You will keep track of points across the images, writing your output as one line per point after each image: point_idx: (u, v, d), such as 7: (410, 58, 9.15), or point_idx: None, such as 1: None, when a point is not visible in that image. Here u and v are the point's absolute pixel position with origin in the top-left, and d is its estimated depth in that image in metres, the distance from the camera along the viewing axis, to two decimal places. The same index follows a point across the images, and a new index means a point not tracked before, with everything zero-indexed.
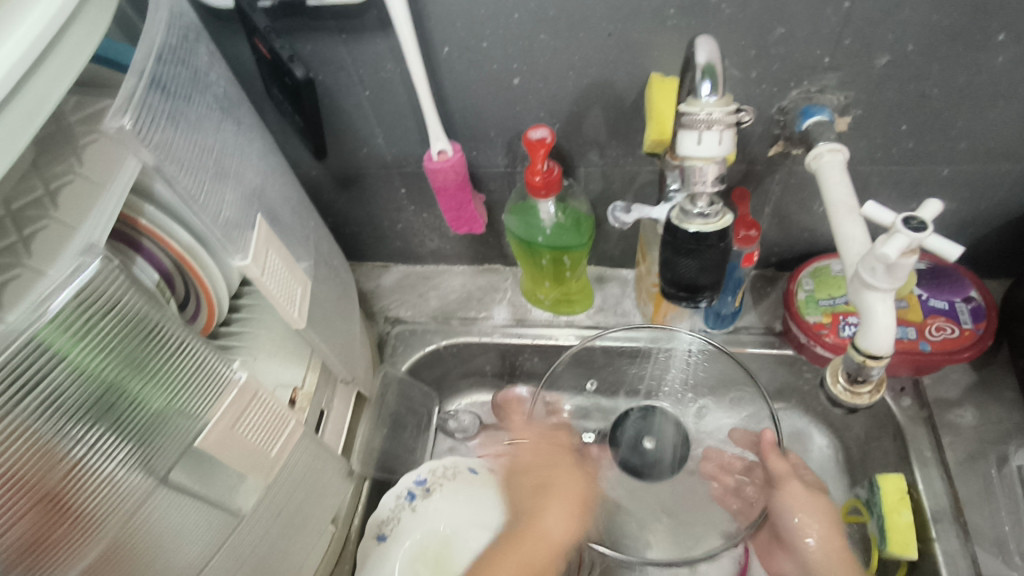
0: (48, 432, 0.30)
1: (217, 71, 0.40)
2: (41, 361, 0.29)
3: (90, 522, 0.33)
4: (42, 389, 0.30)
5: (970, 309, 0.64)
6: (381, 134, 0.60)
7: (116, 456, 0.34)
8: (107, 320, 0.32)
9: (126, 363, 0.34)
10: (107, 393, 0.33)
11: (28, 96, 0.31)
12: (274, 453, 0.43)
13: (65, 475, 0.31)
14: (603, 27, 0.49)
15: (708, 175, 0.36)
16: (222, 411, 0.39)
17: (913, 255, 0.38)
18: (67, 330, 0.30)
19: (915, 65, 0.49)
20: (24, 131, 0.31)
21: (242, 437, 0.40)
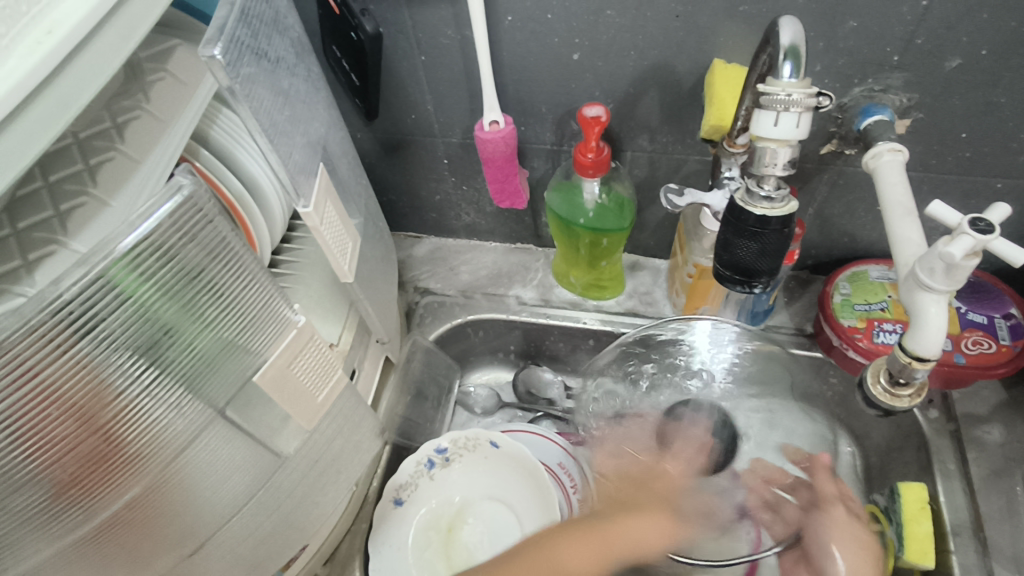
0: (110, 366, 0.31)
1: (293, 16, 0.40)
2: (107, 299, 0.29)
3: (139, 456, 0.34)
4: (105, 325, 0.30)
5: (1008, 326, 0.63)
6: (432, 101, 0.60)
7: (167, 396, 0.34)
8: (173, 261, 0.32)
9: (187, 305, 0.33)
10: (168, 333, 0.33)
11: (127, 13, 0.30)
12: (321, 399, 0.44)
13: (123, 407, 0.32)
14: (671, 8, 0.49)
15: (780, 159, 0.34)
16: (274, 355, 0.39)
17: (975, 257, 0.37)
18: (135, 270, 0.30)
19: (986, 70, 0.49)
20: (123, 47, 0.30)
21: (293, 382, 0.41)
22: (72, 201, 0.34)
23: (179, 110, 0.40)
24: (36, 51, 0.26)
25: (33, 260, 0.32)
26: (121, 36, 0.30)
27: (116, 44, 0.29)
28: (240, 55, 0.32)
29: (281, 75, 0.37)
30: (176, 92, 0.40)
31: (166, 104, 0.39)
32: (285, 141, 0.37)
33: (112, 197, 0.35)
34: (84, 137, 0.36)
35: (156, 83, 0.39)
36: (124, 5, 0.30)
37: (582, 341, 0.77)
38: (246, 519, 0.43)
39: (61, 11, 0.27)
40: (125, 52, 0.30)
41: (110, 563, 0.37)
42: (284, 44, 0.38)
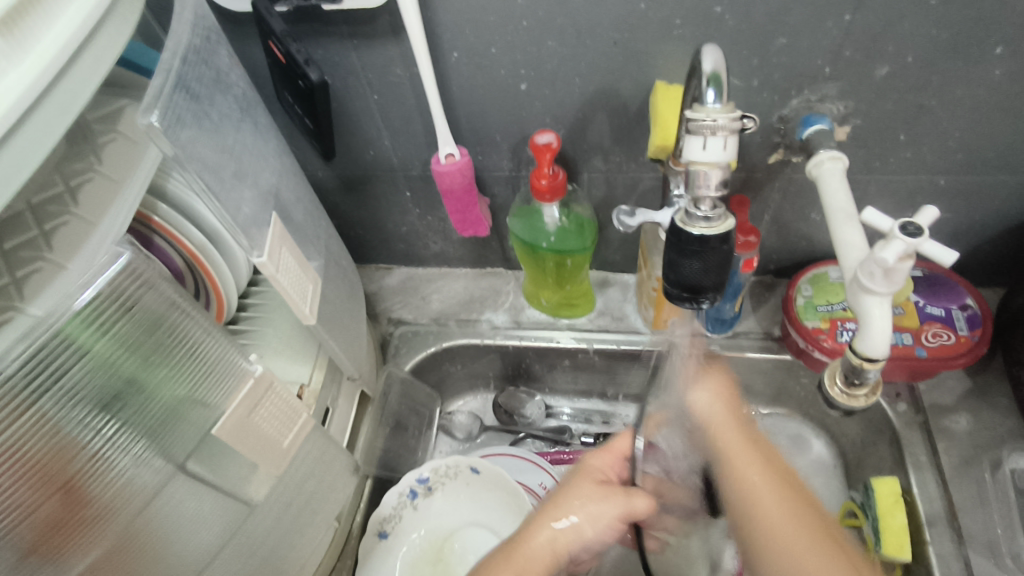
0: (70, 424, 0.31)
1: (236, 72, 0.41)
2: (64, 355, 0.30)
3: (105, 512, 0.34)
4: (64, 384, 0.30)
5: (966, 316, 0.65)
6: (388, 137, 0.62)
7: (132, 448, 0.34)
8: (127, 316, 0.33)
9: (145, 357, 0.34)
10: (127, 386, 0.33)
11: (65, 87, 0.31)
12: (286, 444, 0.44)
13: (84, 463, 0.32)
14: (609, 36, 0.50)
15: (712, 180, 0.36)
16: (237, 402, 0.39)
17: (908, 261, 0.39)
18: (90, 325, 0.31)
19: (914, 76, 0.51)
20: (62, 120, 0.31)
21: (258, 429, 0.41)
22: (26, 267, 0.34)
23: (134, 166, 0.40)
24: None
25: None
26: (58, 110, 0.30)
27: (55, 117, 0.30)
28: (179, 119, 0.33)
29: (225, 131, 0.38)
30: (127, 149, 0.40)
31: (120, 163, 0.39)
32: (234, 194, 0.38)
33: (68, 260, 0.35)
34: (36, 203, 0.36)
35: (108, 144, 0.40)
36: (61, 80, 0.31)
37: (557, 360, 0.78)
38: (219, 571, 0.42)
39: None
40: (64, 125, 0.31)
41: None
42: (227, 101, 0.39)
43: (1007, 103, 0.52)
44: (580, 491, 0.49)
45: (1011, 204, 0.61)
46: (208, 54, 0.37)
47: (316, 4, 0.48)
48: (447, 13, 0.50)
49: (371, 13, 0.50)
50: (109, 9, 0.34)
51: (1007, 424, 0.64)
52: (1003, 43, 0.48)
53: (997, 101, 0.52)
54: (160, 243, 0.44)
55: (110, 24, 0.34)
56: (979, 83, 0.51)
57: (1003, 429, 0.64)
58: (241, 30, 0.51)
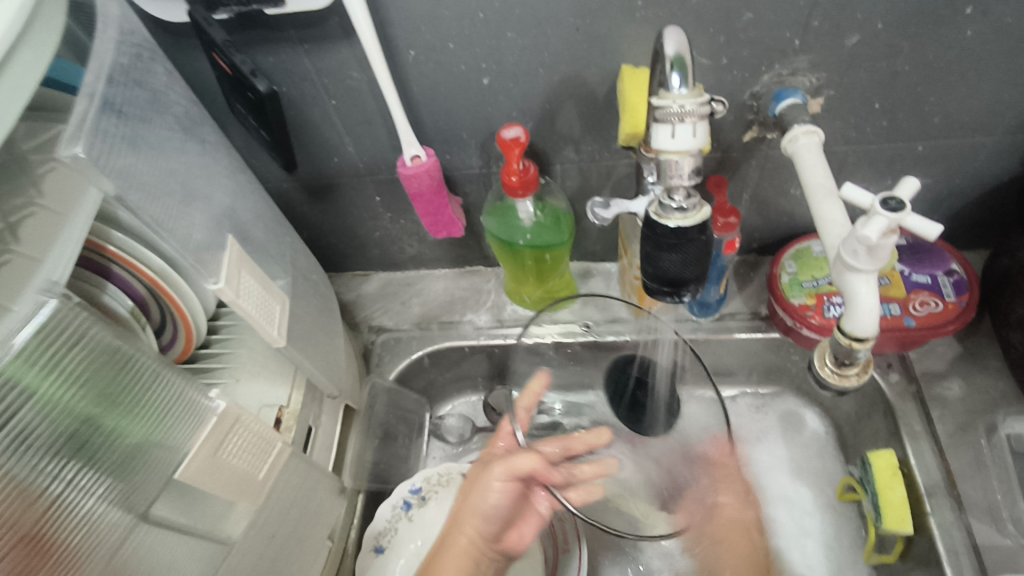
0: (23, 473, 0.28)
1: (176, 89, 0.40)
2: (11, 398, 0.28)
3: (73, 565, 0.31)
4: (12, 428, 0.28)
5: (952, 282, 0.64)
6: (352, 143, 0.59)
7: (95, 490, 0.32)
8: (75, 354, 0.31)
9: (100, 393, 0.32)
10: (84, 427, 0.31)
11: None
12: (260, 477, 0.42)
13: (44, 514, 0.29)
14: (570, 22, 0.48)
15: (685, 169, 0.34)
16: (201, 440, 0.37)
17: (892, 235, 0.38)
18: (35, 365, 0.29)
19: (885, 43, 0.49)
20: None
21: (224, 465, 0.39)
22: None
23: (78, 202, 0.37)
24: None
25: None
26: None
27: None
28: (109, 146, 0.31)
29: (167, 155, 0.36)
30: (70, 181, 0.37)
31: (64, 197, 0.36)
32: (183, 221, 0.36)
33: (12, 302, 0.31)
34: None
35: (48, 175, 0.36)
36: None
37: (545, 356, 0.77)
38: None
39: None
40: None
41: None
42: (166, 121, 0.37)
43: (981, 64, 0.51)
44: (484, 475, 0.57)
45: (991, 166, 0.60)
46: (140, 74, 0.35)
47: (258, 8, 0.45)
48: (397, 10, 0.48)
49: (319, 14, 0.47)
50: (23, 34, 0.31)
51: (999, 387, 0.64)
52: (974, 3, 0.46)
53: (970, 63, 0.51)
54: (119, 271, 0.42)
55: (25, 50, 0.31)
56: (950, 45, 0.49)
57: (995, 392, 0.64)
58: (182, 42, 0.48)
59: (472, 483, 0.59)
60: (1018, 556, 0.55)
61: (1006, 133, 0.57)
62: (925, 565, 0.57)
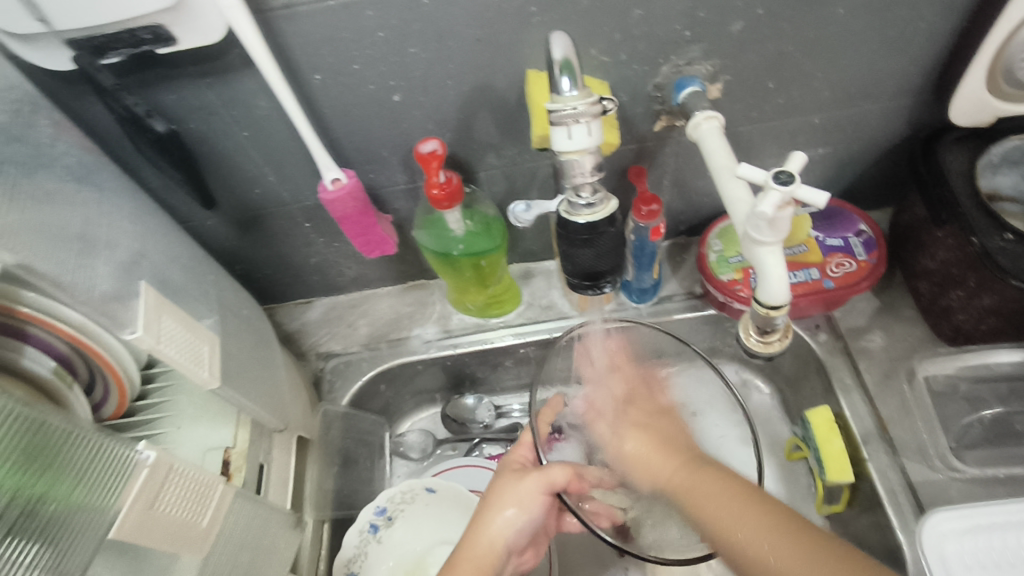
0: None
1: (62, 140, 0.40)
2: None
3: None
4: None
5: (862, 242, 0.69)
6: (271, 172, 0.59)
7: (17, 566, 0.31)
8: None
9: (12, 465, 0.31)
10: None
11: None
12: (206, 523, 0.41)
13: None
14: (470, 33, 0.49)
15: (586, 167, 0.36)
16: (134, 496, 0.36)
17: (787, 207, 0.40)
18: None
19: (768, 26, 0.52)
20: None
21: (161, 519, 0.38)
22: None
23: None
24: None
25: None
26: None
27: None
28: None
29: (59, 207, 0.35)
30: None
31: None
32: (84, 272, 0.35)
33: None
34: None
35: None
36: None
37: (497, 360, 0.77)
38: None
39: None
40: None
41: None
42: (53, 174, 0.37)
43: (857, 36, 0.54)
44: (511, 487, 0.52)
45: (882, 130, 0.64)
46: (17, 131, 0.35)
47: (149, 49, 0.45)
48: (296, 36, 0.48)
49: (217, 48, 0.47)
50: None
51: (916, 333, 0.68)
52: None
53: (847, 37, 0.54)
54: (37, 333, 0.41)
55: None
56: (827, 23, 0.53)
57: (913, 338, 0.68)
58: (76, 87, 0.47)
59: (491, 495, 0.54)
60: (947, 487, 0.59)
61: (889, 98, 0.61)
62: (869, 508, 0.61)
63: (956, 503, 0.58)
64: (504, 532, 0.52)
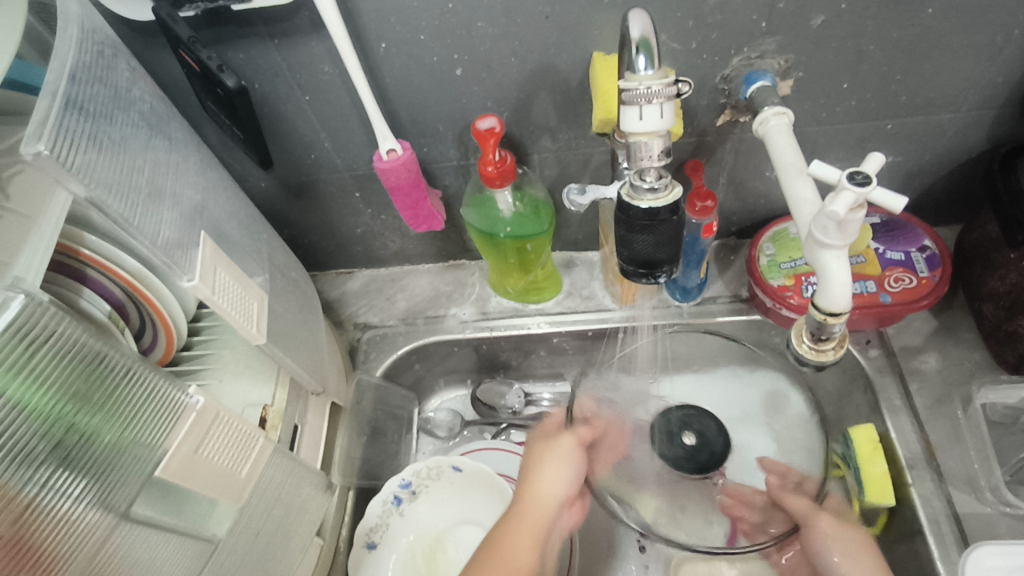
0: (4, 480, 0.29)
1: (139, 86, 0.40)
2: None
3: (52, 567, 0.31)
4: None
5: (925, 258, 0.66)
6: (327, 138, 0.59)
7: (71, 492, 0.32)
8: (45, 353, 0.30)
9: (73, 396, 0.32)
10: (52, 430, 0.31)
11: None
12: (244, 474, 0.43)
13: (19, 516, 0.29)
14: (539, 10, 0.48)
15: (654, 150, 0.35)
16: (182, 436, 0.37)
17: (861, 210, 0.38)
18: (6, 366, 0.28)
19: (851, 22, 0.50)
20: None
21: (204, 465, 0.39)
22: None
23: (45, 203, 0.35)
24: None
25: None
26: None
27: None
28: (73, 142, 0.31)
29: (130, 151, 0.36)
30: (35, 184, 0.35)
31: (29, 197, 0.35)
32: (151, 218, 0.35)
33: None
34: None
35: (15, 178, 0.35)
36: None
37: (530, 347, 0.77)
38: None
39: None
40: None
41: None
42: (131, 118, 0.37)
43: (944, 39, 0.52)
44: (547, 445, 0.61)
45: (958, 142, 0.61)
46: (101, 72, 0.35)
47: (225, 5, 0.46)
48: (367, 3, 0.48)
49: (288, 9, 0.47)
50: None
51: (974, 358, 0.65)
52: None
53: (934, 40, 0.52)
54: (95, 275, 0.42)
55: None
56: (914, 23, 0.50)
57: (971, 363, 0.65)
58: (151, 40, 0.48)
59: (530, 460, 0.61)
60: (995, 522, 0.56)
61: (971, 109, 0.58)
62: (908, 535, 0.58)
63: (1004, 539, 0.55)
64: (552, 493, 0.58)
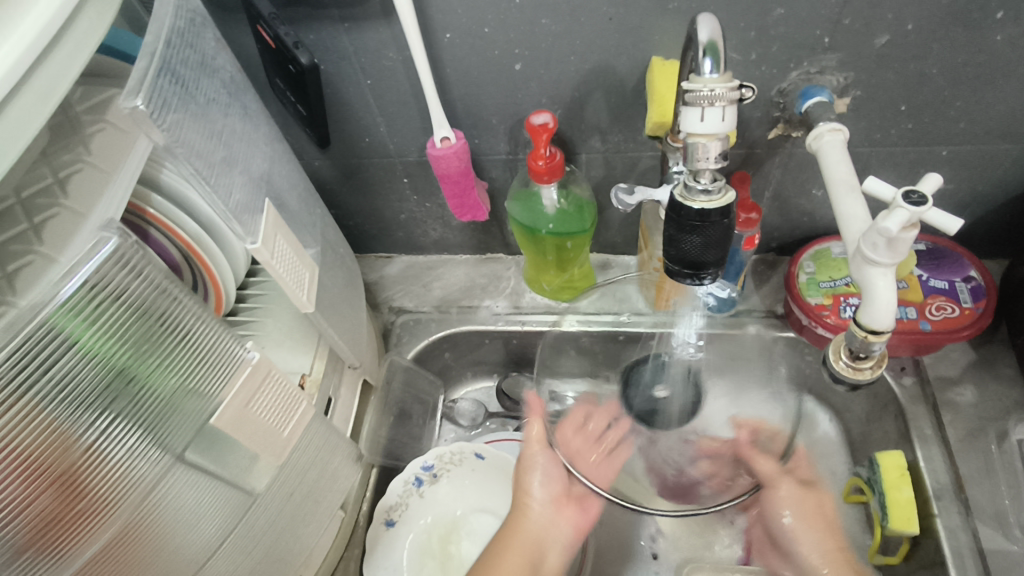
0: (67, 420, 0.31)
1: (222, 56, 0.42)
2: (52, 347, 0.29)
3: (102, 503, 0.34)
4: (56, 375, 0.30)
5: (969, 289, 0.65)
6: (383, 123, 0.61)
7: (126, 439, 0.34)
8: (116, 306, 0.33)
9: (139, 348, 0.34)
10: (117, 379, 0.33)
11: (37, 86, 0.30)
12: (287, 434, 0.44)
13: (78, 455, 0.32)
14: (603, 11, 0.49)
15: (711, 152, 0.35)
16: (232, 393, 0.39)
17: (913, 229, 0.38)
18: (78, 315, 0.30)
19: (915, 44, 0.50)
20: (67, 73, 0.32)
21: (254, 421, 0.41)
22: (43, 213, 0.33)
23: (124, 158, 0.37)
24: None
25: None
26: (37, 101, 0.30)
27: (37, 106, 0.30)
28: (163, 102, 0.33)
29: (214, 116, 0.38)
30: (114, 142, 0.37)
31: (111, 155, 0.36)
32: (224, 180, 0.37)
33: (60, 253, 0.32)
34: (62, 175, 0.34)
35: (96, 135, 0.36)
36: (37, 71, 0.30)
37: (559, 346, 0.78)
38: (227, 560, 0.43)
39: None
40: (67, 80, 0.32)
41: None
42: (215, 85, 0.39)
43: (1010, 68, 0.51)
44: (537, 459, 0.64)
45: (1015, 174, 0.60)
46: (192, 38, 0.37)
47: None
48: None
49: None
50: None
51: (1013, 395, 0.64)
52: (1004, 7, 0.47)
53: (999, 68, 0.51)
54: (156, 235, 0.43)
55: (89, 11, 0.34)
56: (979, 49, 0.50)
57: (1009, 400, 0.64)
58: (230, 16, 0.50)
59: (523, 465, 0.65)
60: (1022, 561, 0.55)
61: None
62: (929, 566, 0.58)
63: None
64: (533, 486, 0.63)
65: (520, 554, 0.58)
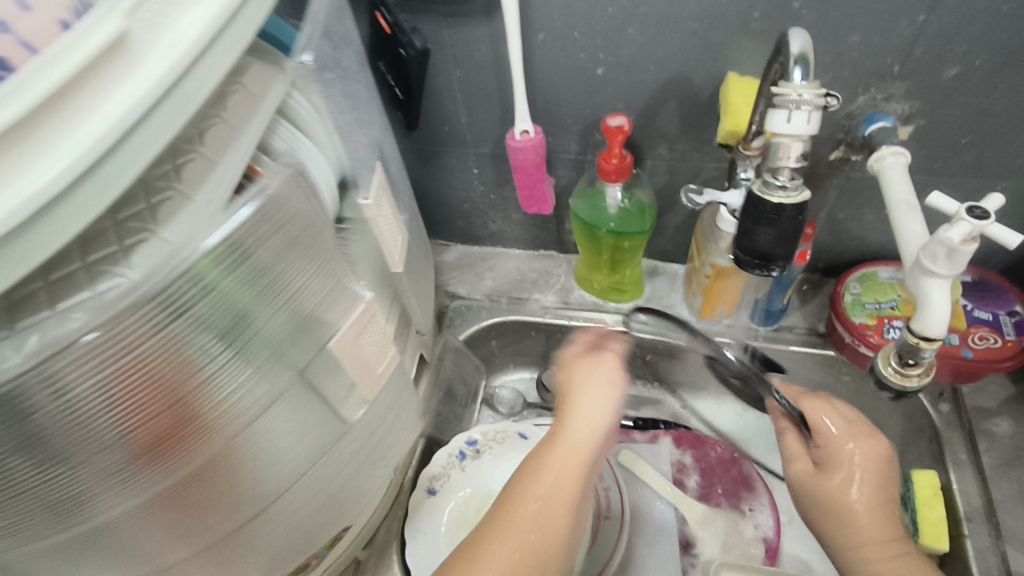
0: (192, 353, 0.35)
1: (349, 34, 0.47)
2: (190, 290, 0.33)
3: (208, 426, 0.38)
4: (191, 314, 0.34)
5: (1013, 322, 0.66)
6: (466, 113, 0.66)
7: (237, 377, 0.38)
8: (244, 265, 0.36)
9: (261, 298, 0.38)
10: (239, 322, 0.37)
11: (229, 36, 0.32)
12: (381, 372, 0.49)
13: (194, 383, 0.36)
14: (688, 25, 0.53)
15: (793, 152, 0.39)
16: (343, 327, 0.43)
17: (974, 243, 0.41)
18: (216, 266, 0.34)
19: (981, 80, 0.53)
20: (250, 27, 0.34)
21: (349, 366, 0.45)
22: (180, 156, 0.34)
23: (250, 114, 0.38)
24: (169, 54, 0.29)
25: (129, 245, 0.32)
26: (225, 50, 0.32)
27: (224, 55, 0.32)
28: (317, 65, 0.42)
29: (348, 82, 0.46)
30: (248, 106, 0.38)
31: (240, 111, 0.37)
32: (350, 136, 0.46)
33: (195, 192, 0.34)
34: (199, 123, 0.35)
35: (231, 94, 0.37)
36: (232, 23, 0.32)
37: None
38: (303, 491, 0.48)
39: (183, 27, 0.30)
40: (249, 35, 0.34)
41: (185, 522, 0.42)
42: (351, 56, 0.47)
43: None
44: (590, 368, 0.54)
45: None
46: (341, 15, 0.46)
47: None
48: None
49: None
50: None
51: None
52: None
53: None
54: None
55: None
56: None
57: None
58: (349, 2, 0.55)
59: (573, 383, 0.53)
60: None
61: None
62: None
63: None
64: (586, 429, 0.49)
65: (526, 521, 0.44)
